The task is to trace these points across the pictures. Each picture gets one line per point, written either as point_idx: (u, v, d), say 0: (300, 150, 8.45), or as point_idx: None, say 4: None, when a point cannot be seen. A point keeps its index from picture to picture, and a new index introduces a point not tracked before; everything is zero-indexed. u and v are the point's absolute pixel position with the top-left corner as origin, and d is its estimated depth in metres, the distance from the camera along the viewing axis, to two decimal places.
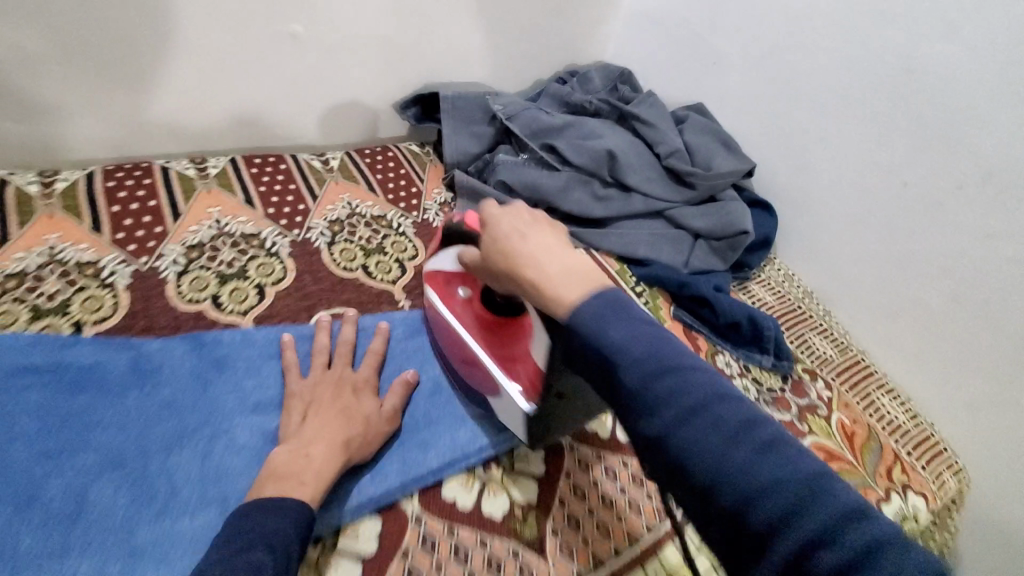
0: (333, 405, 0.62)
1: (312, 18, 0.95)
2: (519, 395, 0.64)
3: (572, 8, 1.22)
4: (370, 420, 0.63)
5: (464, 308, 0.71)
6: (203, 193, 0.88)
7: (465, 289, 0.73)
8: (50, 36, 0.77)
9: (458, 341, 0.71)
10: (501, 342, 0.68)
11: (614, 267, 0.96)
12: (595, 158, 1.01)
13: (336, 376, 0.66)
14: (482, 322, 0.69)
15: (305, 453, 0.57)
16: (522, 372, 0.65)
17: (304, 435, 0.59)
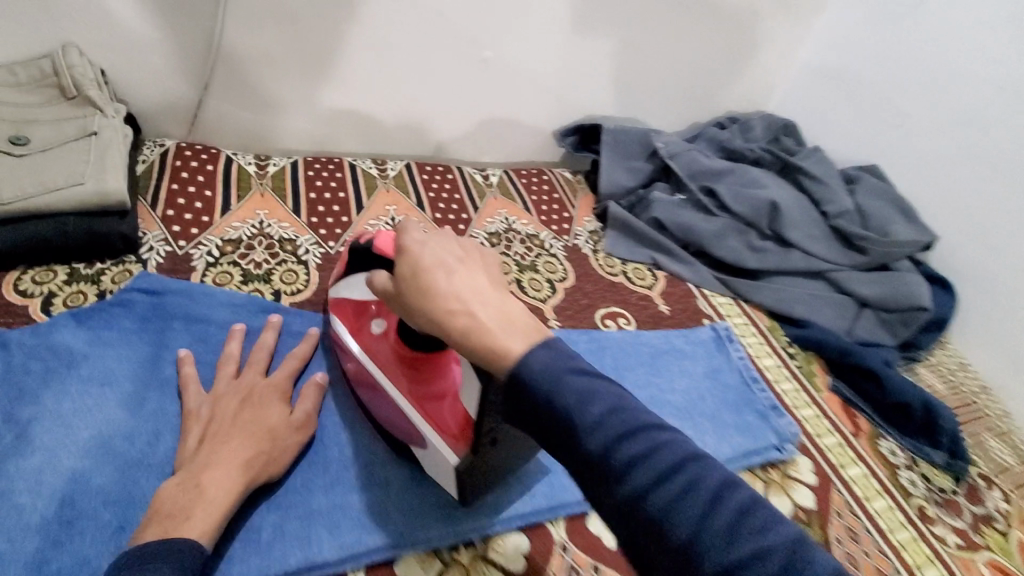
0: (232, 423, 0.55)
1: (502, 45, 1.02)
2: (443, 443, 0.56)
3: (746, 56, 1.21)
4: (275, 431, 0.56)
5: (381, 357, 0.62)
6: (383, 191, 0.97)
7: (378, 324, 0.64)
8: (290, 42, 0.91)
9: (375, 386, 0.61)
10: (421, 379, 0.59)
11: (765, 323, 0.93)
12: (755, 208, 0.99)
13: (244, 385, 0.59)
14: (405, 366, 0.60)
15: (195, 484, 0.50)
16: (446, 405, 0.58)
17: (194, 464, 0.52)
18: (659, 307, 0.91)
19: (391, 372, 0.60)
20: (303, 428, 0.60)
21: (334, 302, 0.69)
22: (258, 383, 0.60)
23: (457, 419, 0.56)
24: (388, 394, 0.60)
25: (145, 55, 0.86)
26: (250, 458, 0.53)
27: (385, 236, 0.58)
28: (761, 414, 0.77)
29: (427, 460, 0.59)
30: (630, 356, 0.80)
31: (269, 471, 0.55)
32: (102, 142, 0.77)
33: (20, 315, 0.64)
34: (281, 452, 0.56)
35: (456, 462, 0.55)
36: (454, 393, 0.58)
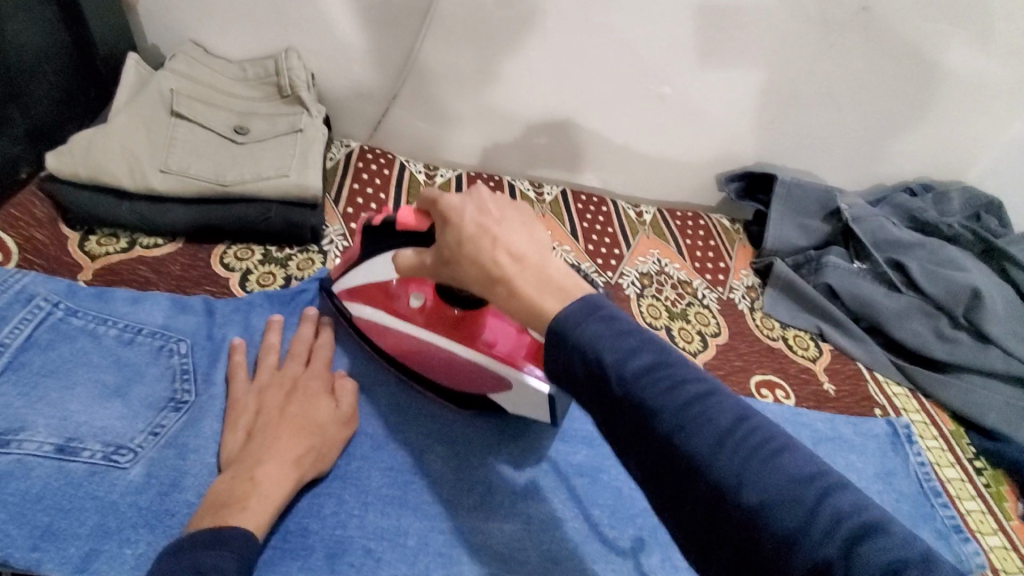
0: (281, 414, 0.55)
1: (684, 84, 0.98)
2: (527, 379, 0.59)
3: (958, 121, 1.07)
4: (324, 426, 0.56)
5: (425, 324, 0.64)
6: (539, 215, 0.97)
7: (416, 296, 0.65)
8: (479, 65, 0.94)
9: (427, 352, 0.63)
10: (473, 331, 0.63)
11: (948, 427, 0.81)
12: (953, 292, 0.87)
13: (287, 376, 0.59)
14: (450, 323, 0.63)
15: (249, 477, 0.49)
16: (505, 344, 0.62)
17: (246, 457, 0.51)
18: (822, 384, 0.81)
19: (440, 330, 0.63)
20: (350, 423, 0.59)
21: (346, 291, 0.66)
22: (300, 373, 0.60)
23: (523, 354, 0.61)
24: (448, 354, 0.62)
25: (349, 63, 0.93)
26: (303, 453, 0.53)
27: (404, 210, 0.56)
28: (940, 533, 0.66)
29: (503, 400, 0.62)
30: (790, 436, 0.71)
31: (320, 467, 0.55)
32: (306, 141, 0.82)
33: (222, 287, 0.71)
34: (330, 448, 0.56)
35: (548, 392, 0.58)
36: (505, 333, 0.63)
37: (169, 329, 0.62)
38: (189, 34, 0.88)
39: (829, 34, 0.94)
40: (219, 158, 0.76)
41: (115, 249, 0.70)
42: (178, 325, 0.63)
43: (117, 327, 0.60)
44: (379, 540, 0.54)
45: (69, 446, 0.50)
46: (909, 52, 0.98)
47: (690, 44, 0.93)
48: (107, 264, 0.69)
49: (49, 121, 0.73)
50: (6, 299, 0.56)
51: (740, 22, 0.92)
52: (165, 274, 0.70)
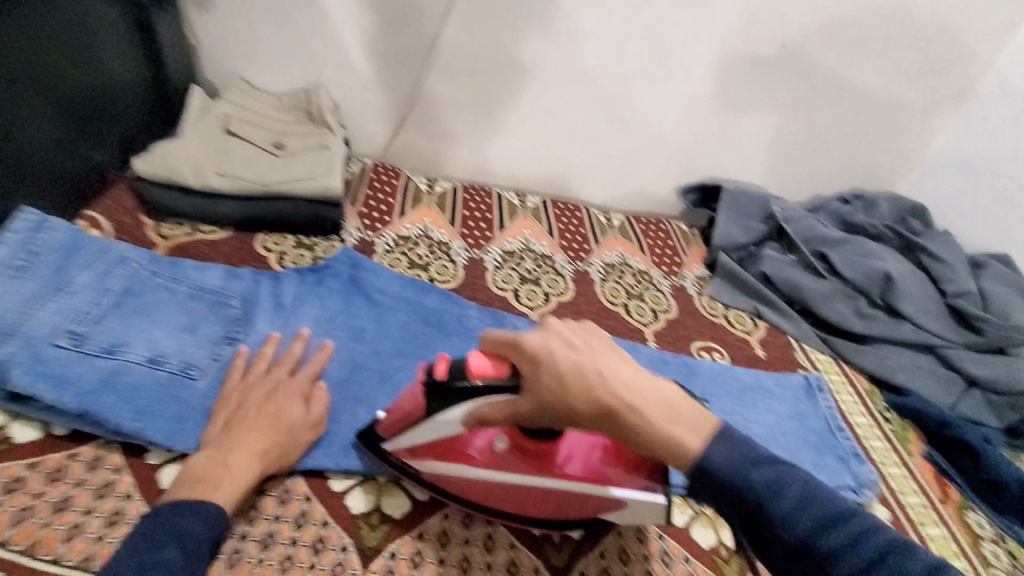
0: (259, 411, 0.64)
1: (643, 109, 1.18)
2: (641, 492, 0.63)
3: (879, 139, 1.26)
4: (292, 427, 0.64)
5: (514, 467, 0.63)
6: (522, 217, 1.15)
7: (495, 441, 0.64)
8: (472, 95, 1.15)
9: (517, 490, 0.64)
10: (559, 464, 0.63)
11: (863, 386, 0.97)
12: (869, 276, 1.04)
13: (270, 380, 0.67)
14: (536, 460, 0.63)
15: (223, 461, 0.59)
16: (585, 462, 0.64)
17: (222, 439, 0.61)
18: (754, 350, 0.97)
19: (535, 470, 0.63)
20: (316, 427, 0.67)
21: (404, 459, 0.66)
22: (281, 381, 0.68)
23: (604, 469, 0.63)
24: (550, 489, 0.63)
25: (366, 95, 1.14)
26: (267, 447, 0.61)
27: (476, 356, 0.58)
28: (842, 459, 0.81)
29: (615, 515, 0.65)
30: (719, 385, 0.87)
31: (282, 459, 0.63)
32: (331, 154, 1.02)
33: (263, 263, 0.90)
34: (293, 448, 0.64)
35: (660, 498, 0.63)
36: (584, 448, 0.65)
37: (224, 288, 0.80)
38: (239, 72, 1.10)
39: (758, 69, 1.14)
40: (264, 166, 0.96)
41: (181, 233, 0.89)
42: (231, 286, 0.80)
43: (186, 283, 0.77)
44: (383, 442, 0.70)
45: (156, 359, 0.67)
46: (827, 81, 1.17)
47: (643, 76, 1.14)
48: (176, 244, 0.87)
49: (132, 137, 0.93)
50: (109, 258, 0.74)
51: (682, 54, 1.12)
52: (220, 252, 0.89)
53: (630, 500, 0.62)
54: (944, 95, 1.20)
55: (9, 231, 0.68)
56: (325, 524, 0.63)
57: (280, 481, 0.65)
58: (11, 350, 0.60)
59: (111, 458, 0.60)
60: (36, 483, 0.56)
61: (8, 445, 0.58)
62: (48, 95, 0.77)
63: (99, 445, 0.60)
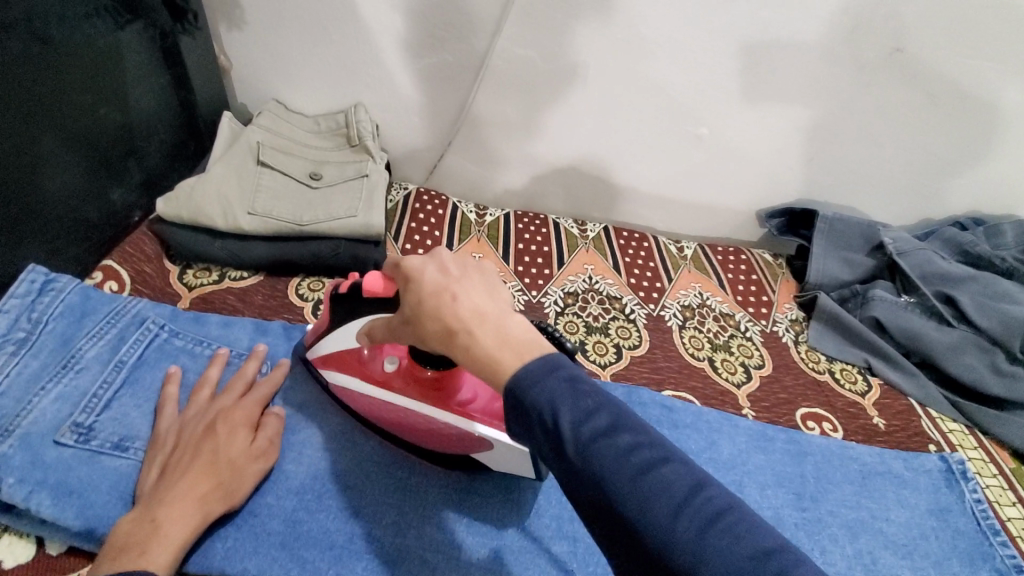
0: (194, 450, 0.53)
1: (722, 124, 1.03)
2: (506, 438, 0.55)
3: (1005, 156, 1.06)
4: (233, 465, 0.54)
5: (402, 387, 0.59)
6: (583, 250, 1.01)
7: (391, 360, 0.61)
8: (526, 115, 1.02)
9: (412, 419, 0.59)
10: (447, 395, 0.58)
11: (1010, 466, 0.79)
12: (1007, 324, 0.86)
13: (211, 411, 0.58)
14: (425, 386, 0.58)
15: (149, 520, 0.49)
16: (483, 402, 0.58)
17: (152, 496, 0.50)
18: (872, 418, 0.81)
19: (413, 392, 0.59)
20: (263, 461, 0.57)
21: (314, 363, 0.65)
22: (223, 408, 0.58)
23: (501, 415, 0.56)
24: (440, 421, 0.57)
25: (410, 115, 1.03)
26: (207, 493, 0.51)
27: (372, 273, 0.55)
28: (1002, 574, 0.65)
29: (496, 460, 0.58)
30: (837, 469, 0.71)
31: (227, 504, 0.53)
32: (371, 185, 0.90)
33: (298, 314, 0.79)
34: (239, 486, 0.54)
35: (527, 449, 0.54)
36: (487, 393, 0.58)
37: (253, 350, 0.69)
38: (272, 93, 1.01)
39: (864, 75, 0.97)
40: (297, 201, 0.85)
41: (208, 281, 0.80)
42: (260, 347, 0.70)
43: (210, 348, 0.67)
44: (437, 552, 0.57)
45: None
46: (949, 91, 0.98)
47: (725, 85, 0.98)
48: (201, 294, 0.78)
49: (158, 173, 0.84)
50: (123, 322, 0.65)
51: (771, 66, 0.95)
52: (249, 303, 0.79)
53: (493, 440, 0.55)
54: None
55: (10, 296, 0.59)
56: None
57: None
58: (6, 452, 0.52)
59: None
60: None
61: None
62: (64, 136, 0.67)
63: None
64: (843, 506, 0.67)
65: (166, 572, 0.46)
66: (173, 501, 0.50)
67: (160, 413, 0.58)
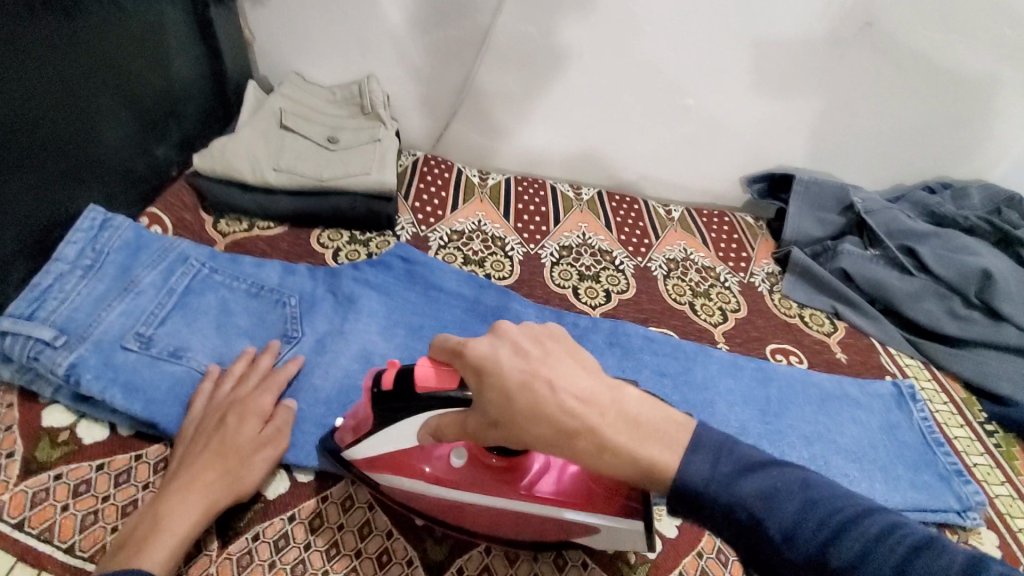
0: (204, 443, 0.57)
1: (708, 94, 1.11)
2: (616, 518, 0.52)
3: (972, 124, 1.14)
4: (240, 450, 0.57)
5: (481, 485, 0.56)
6: (578, 211, 1.10)
7: (455, 455, 0.57)
8: (525, 86, 1.10)
9: (489, 511, 0.57)
10: (521, 482, 0.55)
11: (959, 395, 0.88)
12: (964, 274, 0.93)
13: (217, 406, 0.60)
14: (496, 478, 0.55)
15: (152, 516, 0.52)
16: (555, 480, 0.55)
17: (167, 484, 0.54)
18: (835, 353, 0.90)
19: (500, 489, 0.55)
20: (276, 442, 0.60)
21: (362, 469, 0.59)
22: (234, 400, 0.61)
23: (581, 487, 0.54)
24: (523, 512, 0.55)
25: (419, 85, 1.11)
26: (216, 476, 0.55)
27: (421, 364, 0.52)
28: (941, 477, 0.74)
29: (599, 540, 0.56)
30: (799, 392, 0.80)
31: (236, 492, 0.56)
32: (383, 147, 0.99)
33: (320, 259, 0.89)
34: (249, 471, 0.57)
35: (641, 529, 0.51)
36: (558, 469, 0.55)
37: (282, 286, 0.78)
38: (292, 66, 1.10)
39: (838, 48, 1.04)
40: (318, 160, 0.94)
41: (239, 229, 0.89)
42: (289, 284, 0.79)
43: (247, 282, 0.77)
44: None
45: None
46: (917, 63, 1.06)
47: (709, 59, 1.06)
48: (234, 240, 0.87)
49: (193, 135, 0.94)
50: (171, 258, 0.74)
51: (751, 41, 1.03)
52: (277, 249, 0.88)
53: (598, 525, 0.53)
54: None
55: (75, 231, 0.69)
56: (390, 535, 0.60)
57: (342, 487, 0.62)
58: (82, 353, 0.61)
59: None
60: (103, 485, 0.57)
61: (77, 446, 0.58)
62: (118, 95, 0.76)
63: (165, 446, 0.61)
64: (802, 421, 0.77)
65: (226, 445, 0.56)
66: (181, 487, 0.54)
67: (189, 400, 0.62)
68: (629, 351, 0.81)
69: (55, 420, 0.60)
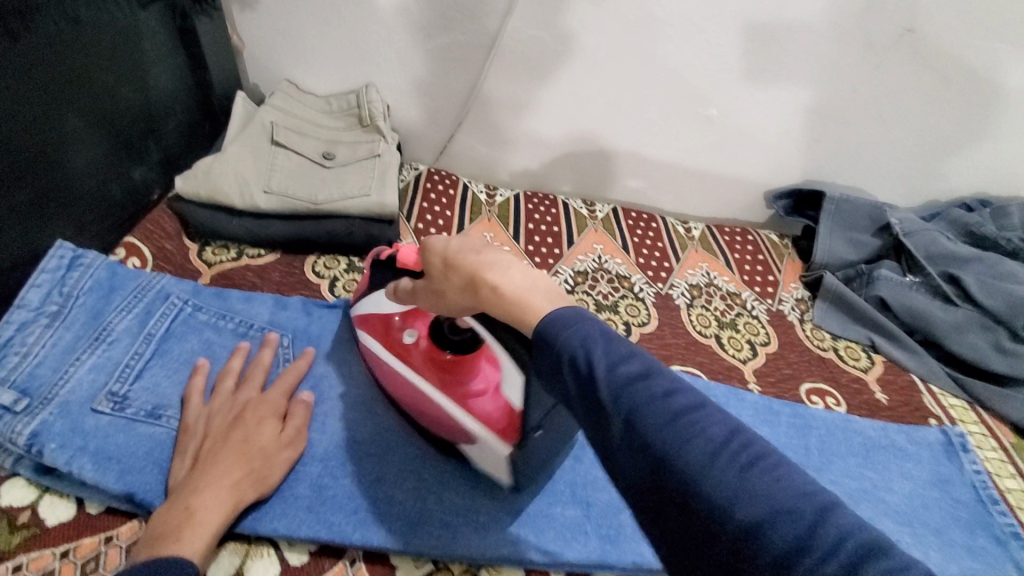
0: (224, 440, 0.55)
1: (732, 105, 1.03)
2: (493, 437, 0.57)
3: (1016, 135, 1.06)
4: (263, 449, 0.56)
5: (419, 365, 0.63)
6: (592, 231, 1.03)
7: (412, 333, 0.65)
8: (536, 96, 1.02)
9: (420, 401, 0.63)
10: (455, 379, 0.61)
11: (1010, 440, 0.81)
12: (1013, 306, 0.87)
13: (237, 402, 0.59)
14: (438, 368, 0.62)
15: (184, 507, 0.49)
16: (485, 398, 0.59)
17: (184, 487, 0.51)
18: (874, 393, 0.83)
19: (429, 374, 0.63)
20: (293, 447, 0.58)
21: (358, 318, 0.70)
22: (251, 399, 0.59)
23: (501, 416, 0.57)
24: (439, 403, 0.61)
25: (422, 94, 1.03)
26: (240, 477, 0.53)
27: (407, 248, 0.63)
28: (999, 541, 0.68)
29: (479, 457, 0.60)
30: (841, 442, 0.73)
31: (260, 490, 0.54)
32: (383, 164, 0.91)
33: (315, 291, 0.81)
34: (270, 470, 0.56)
35: (506, 453, 0.56)
36: (490, 388, 0.60)
37: (276, 323, 0.71)
38: (284, 74, 1.02)
39: (874, 55, 0.97)
40: (312, 181, 0.86)
41: (227, 258, 0.82)
42: (281, 322, 0.72)
43: (234, 322, 0.69)
44: (456, 515, 0.59)
45: None
46: (959, 71, 0.98)
47: (735, 66, 0.98)
48: (221, 271, 0.80)
49: (176, 152, 0.86)
50: (149, 298, 0.66)
51: (780, 47, 0.96)
52: (268, 280, 0.81)
53: (477, 434, 0.58)
54: None
55: (40, 272, 0.61)
56: None
57: (340, 570, 0.55)
58: (47, 419, 0.54)
59: None
60: None
61: (39, 530, 0.51)
62: (86, 117, 0.69)
63: (138, 526, 0.53)
64: (845, 477, 0.70)
65: (209, 533, 0.49)
66: (209, 485, 0.51)
67: (186, 407, 0.59)
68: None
69: (14, 497, 0.52)
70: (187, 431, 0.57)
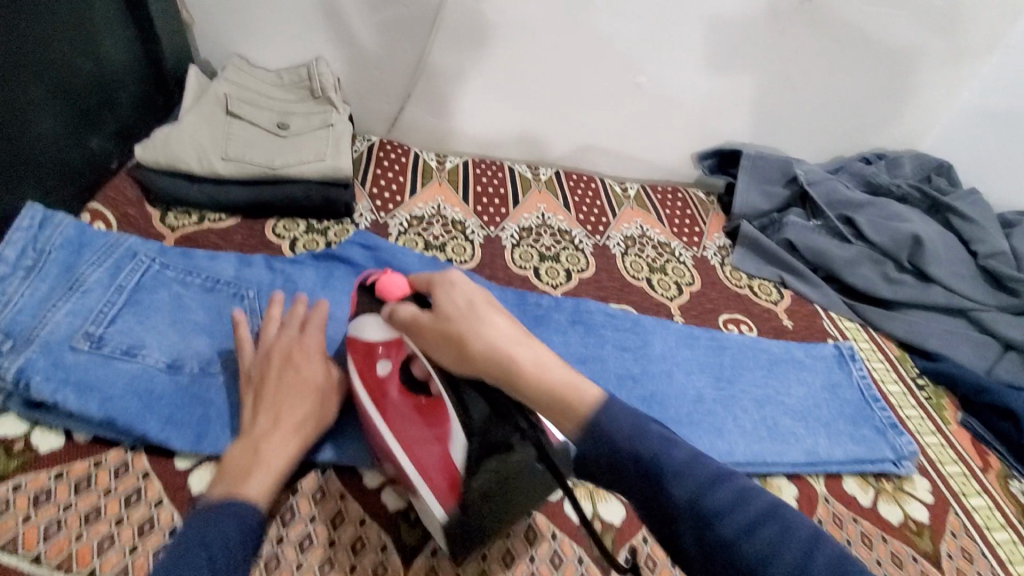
0: (281, 382, 0.60)
1: (658, 73, 1.13)
2: (435, 501, 0.55)
3: (904, 96, 1.21)
4: (320, 393, 0.61)
5: (389, 405, 0.59)
6: (536, 192, 1.11)
7: (386, 364, 0.60)
8: (479, 66, 1.09)
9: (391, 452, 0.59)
10: (423, 423, 0.57)
11: (894, 353, 0.95)
12: (896, 240, 1.00)
13: (279, 348, 0.63)
14: (411, 410, 0.58)
15: (253, 448, 0.55)
16: (438, 452, 0.56)
17: (260, 428, 0.57)
18: (782, 320, 0.96)
19: (396, 416, 0.58)
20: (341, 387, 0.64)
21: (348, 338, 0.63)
22: (295, 342, 0.64)
23: (447, 473, 0.55)
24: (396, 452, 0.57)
25: (370, 67, 1.09)
26: (303, 417, 0.58)
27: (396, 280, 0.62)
28: (878, 430, 0.81)
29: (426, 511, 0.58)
30: (749, 358, 0.85)
31: (320, 425, 0.60)
32: (336, 133, 0.96)
33: (276, 250, 0.87)
34: (328, 408, 0.61)
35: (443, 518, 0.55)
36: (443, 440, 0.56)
37: (240, 278, 0.76)
38: (234, 49, 1.05)
39: (780, 21, 1.08)
40: (267, 148, 0.91)
41: (189, 223, 0.86)
42: (246, 276, 0.77)
43: (201, 277, 0.74)
44: None
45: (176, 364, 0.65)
46: (852, 37, 1.11)
47: (659, 36, 1.08)
48: (184, 234, 0.85)
49: (131, 124, 0.89)
50: (118, 254, 0.71)
51: (697, 18, 1.06)
52: (230, 242, 0.86)
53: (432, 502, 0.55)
54: (973, 48, 1.15)
55: (15, 229, 0.65)
56: (364, 523, 0.61)
57: (312, 479, 0.63)
58: (30, 356, 0.59)
59: (138, 462, 0.59)
60: (63, 493, 0.56)
61: (33, 455, 0.57)
62: (48, 86, 0.72)
63: (125, 450, 0.60)
64: (752, 386, 0.82)
65: (278, 454, 0.56)
66: (280, 422, 0.57)
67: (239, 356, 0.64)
68: (590, 328, 0.83)
69: (6, 429, 0.58)
70: (246, 370, 0.62)
